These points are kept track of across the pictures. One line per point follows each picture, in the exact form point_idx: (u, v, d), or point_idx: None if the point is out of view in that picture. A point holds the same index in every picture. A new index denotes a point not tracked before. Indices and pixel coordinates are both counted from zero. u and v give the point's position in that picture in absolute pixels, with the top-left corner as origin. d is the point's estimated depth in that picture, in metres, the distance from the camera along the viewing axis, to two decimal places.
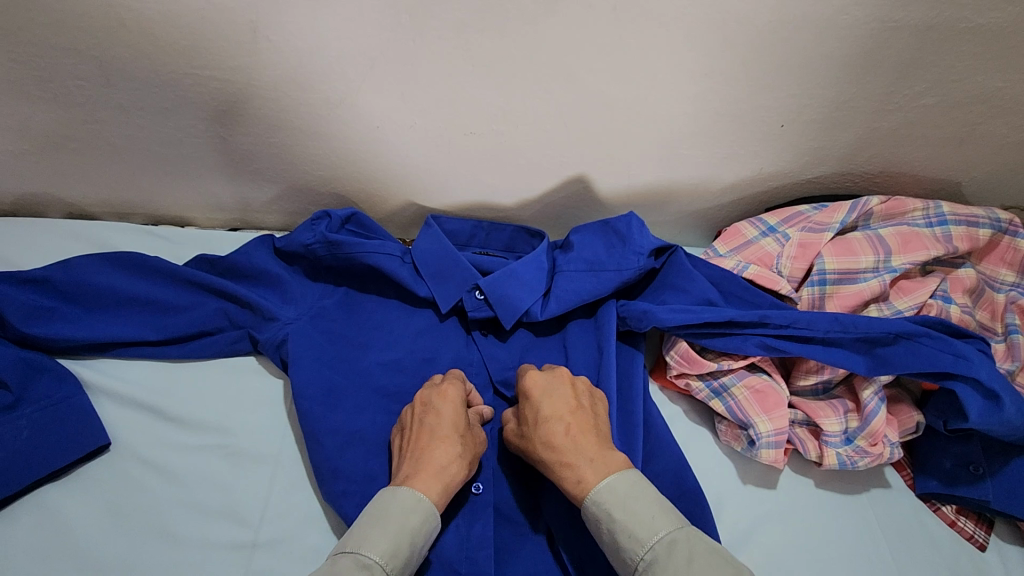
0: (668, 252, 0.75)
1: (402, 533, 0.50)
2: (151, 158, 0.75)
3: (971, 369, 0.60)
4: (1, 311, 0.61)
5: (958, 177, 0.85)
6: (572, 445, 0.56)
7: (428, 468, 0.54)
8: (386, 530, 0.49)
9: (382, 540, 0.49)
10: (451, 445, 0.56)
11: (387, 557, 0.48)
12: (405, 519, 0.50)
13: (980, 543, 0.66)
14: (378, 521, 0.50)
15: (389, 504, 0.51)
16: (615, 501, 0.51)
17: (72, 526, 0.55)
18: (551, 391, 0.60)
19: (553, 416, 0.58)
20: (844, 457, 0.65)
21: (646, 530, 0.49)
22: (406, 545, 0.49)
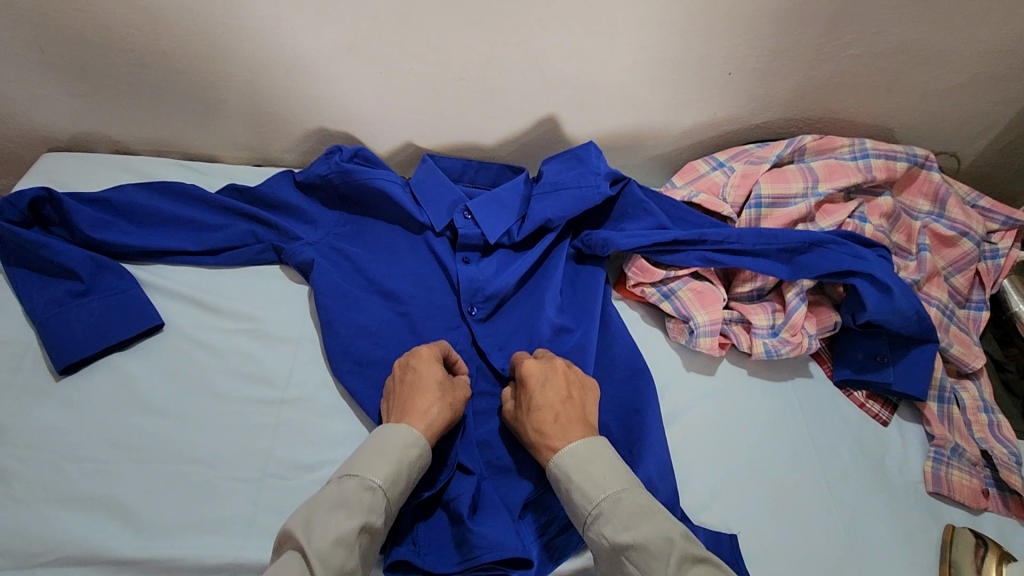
0: (622, 183, 0.87)
1: (401, 463, 0.57)
2: (187, 99, 0.87)
3: (867, 267, 0.74)
4: (71, 218, 0.75)
5: (889, 125, 0.97)
6: (563, 421, 0.62)
7: (412, 412, 0.61)
8: (386, 459, 0.57)
9: (385, 467, 0.56)
10: (430, 393, 0.64)
11: (389, 483, 0.55)
12: (405, 451, 0.58)
13: (883, 420, 0.79)
14: (380, 450, 0.57)
15: (389, 438, 0.58)
16: (568, 473, 0.58)
17: (136, 383, 0.68)
18: (550, 376, 0.66)
19: (534, 417, 0.64)
20: (769, 346, 0.78)
21: (587, 498, 0.56)
22: (404, 473, 0.57)
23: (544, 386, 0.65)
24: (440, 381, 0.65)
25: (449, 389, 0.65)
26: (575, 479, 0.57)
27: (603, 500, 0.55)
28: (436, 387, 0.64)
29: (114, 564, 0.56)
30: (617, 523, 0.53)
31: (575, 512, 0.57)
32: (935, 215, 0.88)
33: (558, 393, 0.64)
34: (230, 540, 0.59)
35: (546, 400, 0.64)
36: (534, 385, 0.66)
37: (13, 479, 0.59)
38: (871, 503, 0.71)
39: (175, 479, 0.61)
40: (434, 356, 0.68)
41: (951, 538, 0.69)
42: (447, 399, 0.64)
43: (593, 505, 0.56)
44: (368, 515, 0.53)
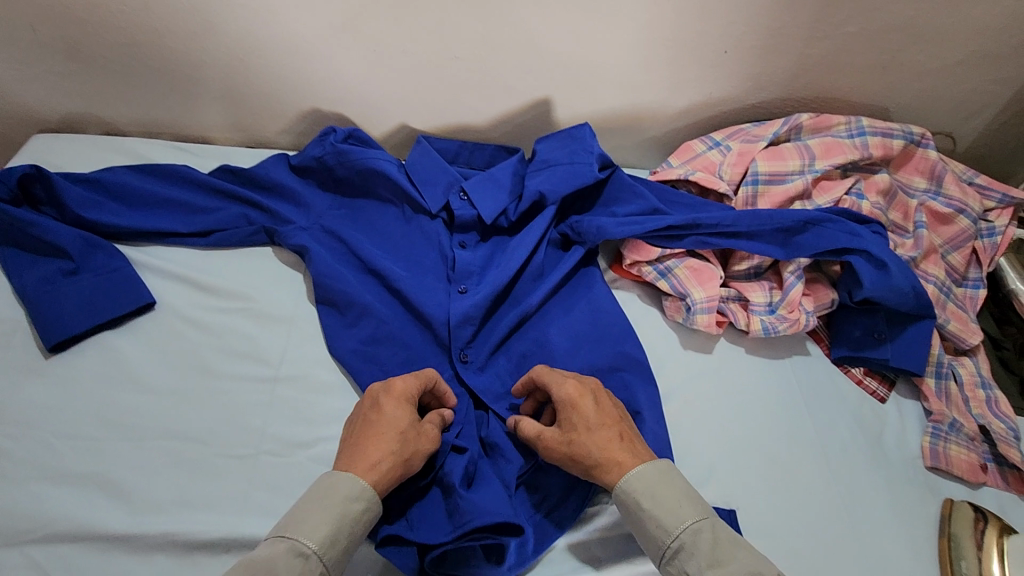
0: (611, 169, 0.87)
1: (343, 522, 0.51)
2: (179, 79, 0.86)
3: (864, 244, 0.74)
4: (61, 197, 0.74)
5: (886, 104, 0.97)
6: (609, 460, 0.57)
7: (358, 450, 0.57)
8: (326, 516, 0.51)
9: (322, 527, 0.50)
10: (379, 428, 0.58)
11: (325, 546, 0.49)
12: (347, 506, 0.52)
13: (880, 396, 0.79)
14: (320, 504, 0.52)
15: (331, 486, 0.53)
16: (639, 503, 0.55)
17: (127, 361, 0.67)
18: (571, 413, 0.60)
19: (587, 439, 0.58)
20: (766, 323, 0.78)
21: (666, 529, 0.53)
22: (344, 534, 0.51)
23: (570, 433, 0.59)
24: (392, 412, 0.59)
25: (409, 433, 0.58)
26: (648, 510, 0.54)
27: (685, 531, 0.52)
28: (395, 431, 0.58)
29: (106, 541, 0.55)
30: (699, 559, 0.50)
31: (650, 546, 0.54)
32: (932, 193, 0.88)
33: (586, 430, 0.59)
34: (224, 515, 0.58)
35: (592, 421, 0.59)
36: (573, 409, 0.60)
37: (2, 454, 0.58)
38: (870, 478, 0.71)
39: (168, 455, 0.60)
40: (408, 391, 0.62)
41: (950, 511, 0.69)
42: (391, 434, 0.58)
43: (672, 537, 0.52)
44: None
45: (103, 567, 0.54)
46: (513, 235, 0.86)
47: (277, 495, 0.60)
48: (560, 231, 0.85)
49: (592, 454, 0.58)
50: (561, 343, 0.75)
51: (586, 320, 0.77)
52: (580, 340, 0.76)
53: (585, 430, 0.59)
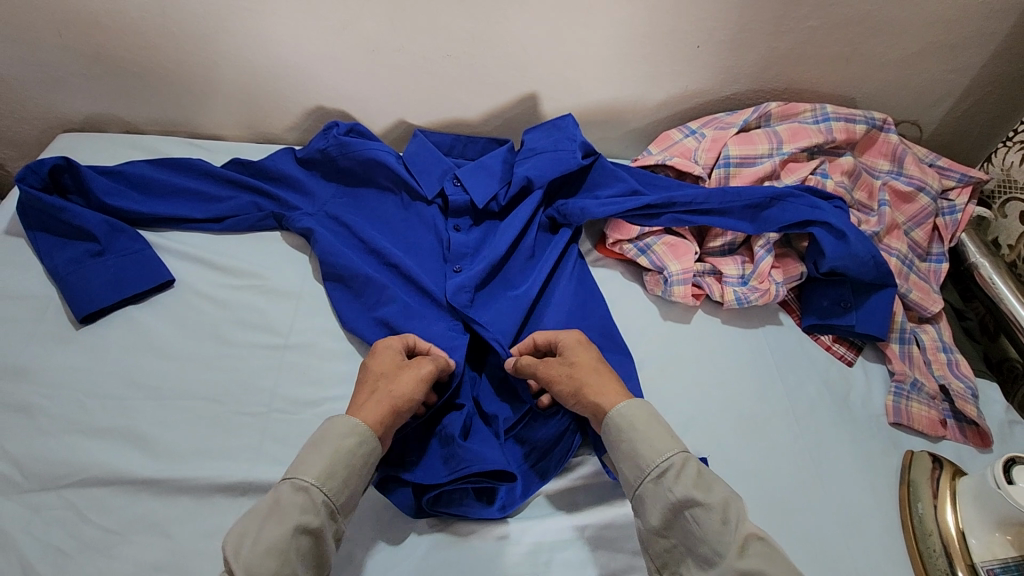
0: (593, 157, 0.93)
1: (337, 457, 0.56)
2: (193, 80, 0.93)
3: (825, 216, 0.80)
4: (88, 185, 0.80)
5: (851, 94, 1.04)
6: (604, 389, 0.63)
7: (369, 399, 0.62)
8: (321, 454, 0.55)
9: (316, 463, 0.55)
10: (389, 378, 0.63)
11: (323, 480, 0.54)
12: (340, 442, 0.57)
13: (848, 360, 0.84)
14: (316, 446, 0.56)
15: (326, 431, 0.57)
16: (633, 427, 0.59)
17: (149, 331, 0.73)
18: (574, 351, 0.67)
19: (585, 373, 0.65)
20: (739, 294, 0.84)
21: (655, 452, 0.57)
22: (341, 467, 0.56)
23: (570, 362, 0.66)
24: (399, 365, 0.65)
25: (395, 377, 0.63)
26: (640, 433, 0.59)
27: (673, 457, 0.57)
28: (381, 379, 0.63)
29: (134, 485, 0.61)
30: (684, 482, 0.55)
31: (631, 468, 0.58)
32: (894, 173, 0.94)
33: (585, 364, 0.66)
34: (239, 463, 0.63)
35: (591, 362, 0.66)
36: (576, 350, 0.67)
37: (39, 411, 0.64)
38: (836, 433, 0.76)
39: (188, 412, 0.67)
40: (393, 347, 0.68)
41: (910, 461, 0.74)
42: (403, 379, 0.63)
43: (661, 459, 0.57)
44: (301, 517, 0.52)
45: (132, 507, 0.60)
46: (502, 219, 0.92)
47: (287, 446, 0.66)
48: (548, 215, 0.91)
49: (591, 385, 0.64)
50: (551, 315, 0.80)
51: (573, 291, 0.83)
52: (565, 311, 0.81)
53: (585, 367, 0.65)
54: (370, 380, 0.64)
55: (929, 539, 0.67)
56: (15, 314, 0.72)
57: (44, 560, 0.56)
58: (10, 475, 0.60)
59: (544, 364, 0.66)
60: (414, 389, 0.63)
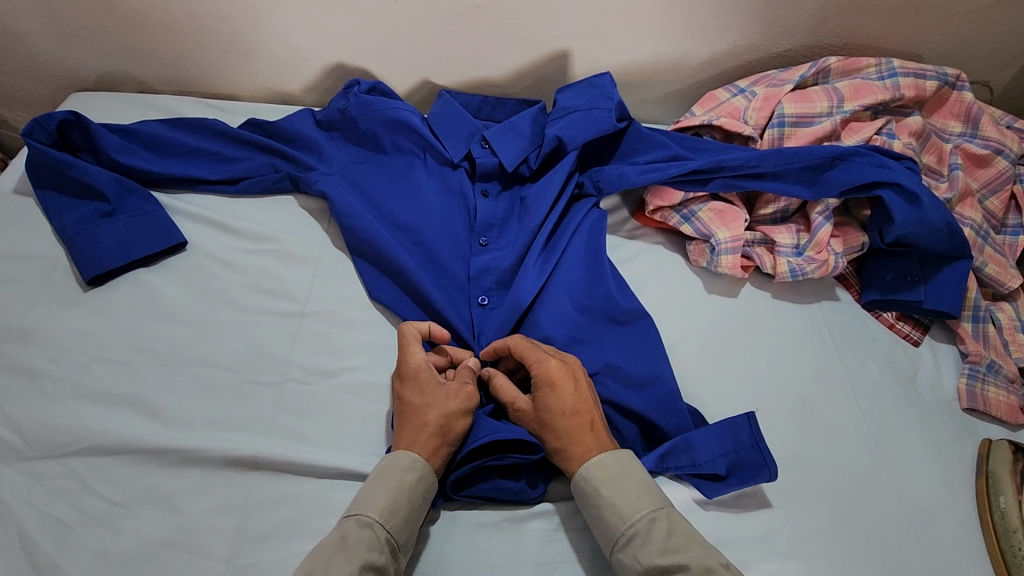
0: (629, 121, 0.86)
1: (399, 492, 0.53)
2: (208, 34, 0.88)
3: (894, 175, 0.73)
4: (98, 143, 0.76)
5: (917, 51, 0.94)
6: (572, 450, 0.57)
7: (421, 435, 0.57)
8: (383, 489, 0.53)
9: (380, 499, 0.52)
10: (440, 408, 0.58)
11: (387, 514, 0.51)
12: (402, 478, 0.54)
13: (914, 340, 0.76)
14: (377, 482, 0.53)
15: (387, 467, 0.55)
16: (597, 489, 0.55)
17: (159, 295, 0.68)
18: (543, 396, 0.59)
19: (550, 429, 0.58)
20: (793, 265, 0.76)
21: (620, 517, 0.53)
22: (404, 502, 0.53)
23: (541, 416, 0.59)
24: (448, 392, 0.59)
25: (443, 406, 0.58)
26: (604, 498, 0.54)
27: (638, 520, 0.53)
28: (428, 409, 0.58)
29: (140, 456, 0.56)
30: (652, 547, 0.51)
31: (602, 533, 0.55)
32: (967, 136, 0.85)
33: (555, 420, 0.58)
34: (252, 436, 0.59)
35: (560, 412, 0.58)
36: (546, 392, 0.59)
37: (45, 375, 0.61)
38: (903, 418, 0.69)
39: (199, 380, 0.62)
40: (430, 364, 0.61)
41: (988, 451, 0.66)
42: (457, 412, 0.58)
43: (627, 525, 0.53)
44: (368, 555, 0.49)
45: (139, 479, 0.55)
46: (533, 183, 0.85)
47: (303, 418, 0.61)
48: (578, 181, 0.83)
49: (554, 440, 0.58)
50: (580, 285, 0.73)
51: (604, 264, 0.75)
52: (596, 283, 0.73)
53: (551, 419, 0.58)
54: (417, 412, 0.58)
55: (1012, 537, 0.60)
56: (22, 275, 0.68)
57: (44, 533, 0.52)
58: (12, 443, 0.56)
59: (514, 404, 0.61)
60: (466, 420, 0.59)
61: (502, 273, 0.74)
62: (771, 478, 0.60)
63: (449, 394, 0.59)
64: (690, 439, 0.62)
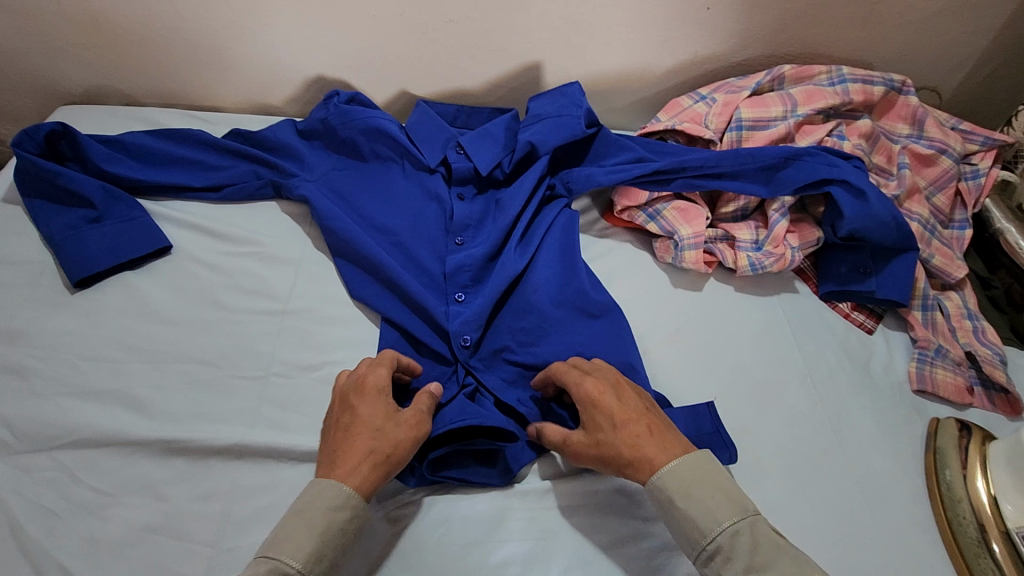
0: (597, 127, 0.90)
1: (325, 536, 0.50)
2: (192, 49, 0.92)
3: (842, 173, 0.78)
4: (85, 152, 0.79)
5: (868, 59, 1.00)
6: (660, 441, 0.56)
7: (356, 459, 0.53)
8: (309, 531, 0.49)
9: (304, 546, 0.49)
10: (392, 435, 0.55)
11: (309, 563, 0.48)
12: (330, 516, 0.50)
13: (868, 328, 0.81)
14: (301, 521, 0.50)
15: (311, 500, 0.51)
16: (684, 474, 0.53)
17: (144, 296, 0.71)
18: (619, 389, 0.59)
19: (635, 417, 0.57)
20: (753, 259, 0.80)
21: (706, 497, 0.52)
22: (328, 551, 0.50)
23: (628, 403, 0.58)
24: (392, 417, 0.56)
25: (385, 431, 0.55)
26: (692, 480, 0.53)
27: (724, 536, 0.50)
28: (370, 431, 0.55)
29: (127, 447, 0.59)
30: (739, 565, 0.49)
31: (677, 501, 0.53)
32: (914, 137, 0.91)
33: (636, 407, 0.58)
34: (235, 427, 0.61)
35: (640, 402, 0.58)
36: (620, 386, 0.60)
37: (33, 373, 0.63)
38: (857, 400, 0.73)
39: (184, 376, 0.65)
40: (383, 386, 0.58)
41: (936, 428, 0.70)
42: (401, 440, 0.55)
43: (713, 506, 0.51)
44: None
45: (126, 469, 0.58)
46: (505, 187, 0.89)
47: (285, 410, 0.63)
48: (548, 184, 0.86)
49: (639, 429, 0.56)
50: (550, 282, 0.76)
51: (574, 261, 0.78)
52: (572, 278, 0.76)
53: (633, 408, 0.57)
54: (355, 434, 0.55)
55: (957, 505, 0.63)
56: (11, 279, 0.71)
57: (33, 521, 0.54)
58: (2, 436, 0.58)
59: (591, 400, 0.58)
60: (411, 449, 0.55)
61: (476, 272, 0.77)
62: (732, 460, 0.64)
63: (395, 419, 0.56)
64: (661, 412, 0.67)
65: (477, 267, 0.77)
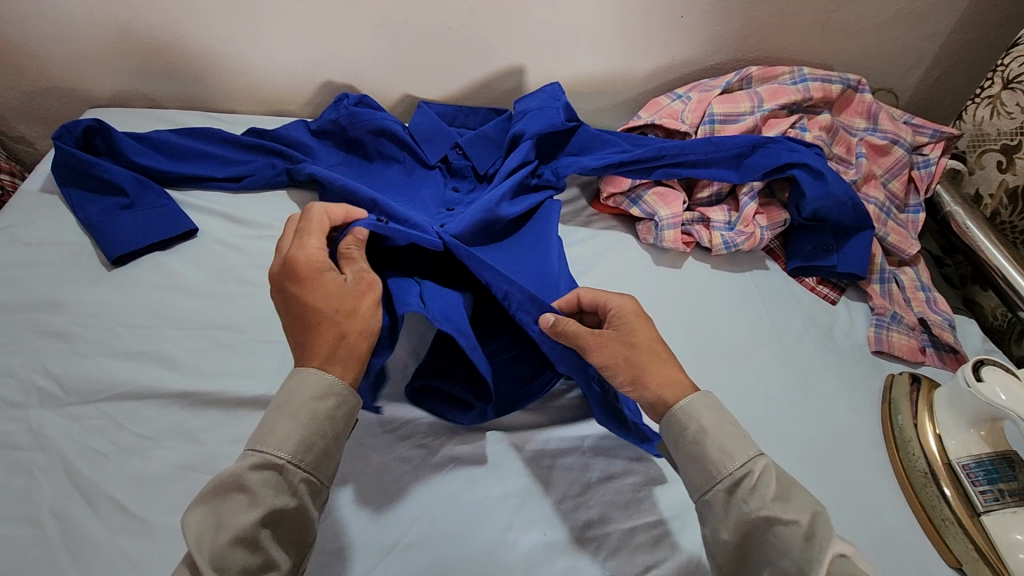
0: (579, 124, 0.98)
1: (311, 427, 0.51)
2: (212, 56, 1.00)
3: (803, 157, 0.87)
4: (117, 146, 0.86)
5: (828, 62, 1.10)
6: (670, 377, 0.59)
7: (336, 345, 0.55)
8: (294, 423, 0.51)
9: (291, 434, 0.50)
10: (359, 317, 0.57)
11: (300, 453, 0.50)
12: (318, 404, 0.52)
13: (832, 299, 0.89)
14: (289, 415, 0.51)
15: (294, 395, 0.52)
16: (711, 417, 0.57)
17: (174, 272, 0.78)
18: (628, 325, 0.62)
19: (641, 352, 0.60)
20: (726, 238, 0.89)
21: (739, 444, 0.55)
22: (317, 437, 0.51)
23: (630, 340, 0.61)
24: (349, 292, 0.58)
25: (351, 310, 0.57)
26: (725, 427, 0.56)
27: (750, 463, 0.53)
28: (339, 314, 0.56)
29: (166, 399, 0.65)
30: (765, 491, 0.52)
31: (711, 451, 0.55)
32: (870, 130, 1.00)
33: (645, 343, 0.61)
34: (261, 382, 0.68)
35: (647, 337, 0.62)
36: (630, 321, 0.62)
37: (77, 336, 0.70)
38: (821, 360, 0.81)
39: (214, 340, 0.71)
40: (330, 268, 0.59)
41: (891, 381, 0.78)
42: (368, 309, 0.58)
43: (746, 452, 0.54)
44: (275, 499, 0.48)
45: (164, 418, 0.64)
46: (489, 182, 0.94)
47: None
48: (538, 172, 0.93)
49: (647, 363, 0.60)
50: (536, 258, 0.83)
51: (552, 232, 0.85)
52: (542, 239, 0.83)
53: (640, 344, 0.61)
54: (325, 318, 0.56)
55: (909, 445, 0.71)
56: (52, 258, 0.77)
57: (84, 461, 0.60)
58: (53, 391, 0.65)
59: (596, 339, 0.61)
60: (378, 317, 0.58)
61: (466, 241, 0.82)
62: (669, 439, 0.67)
63: (355, 296, 0.58)
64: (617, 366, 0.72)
65: (460, 238, 0.79)
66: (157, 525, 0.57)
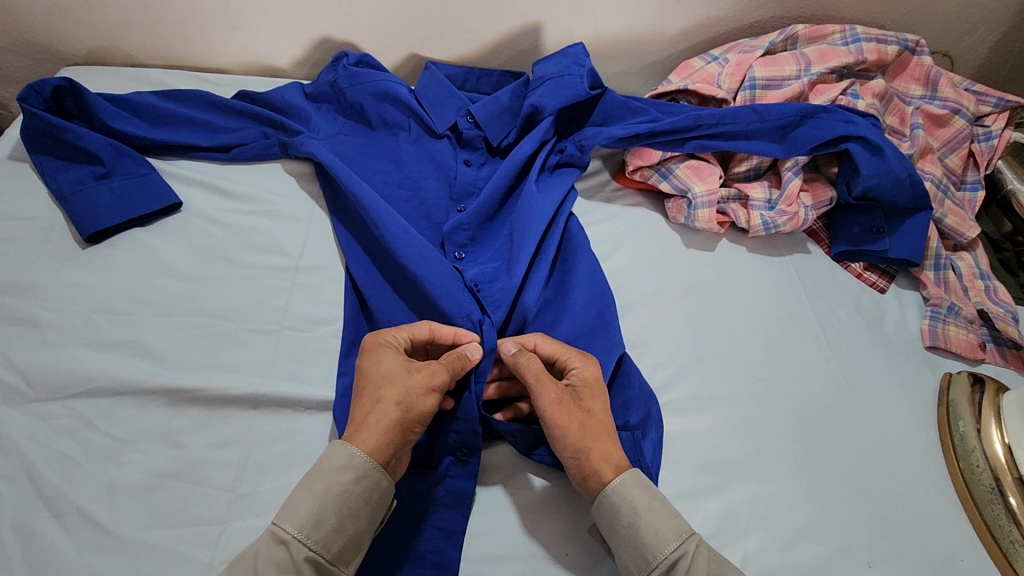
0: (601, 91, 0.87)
1: (326, 498, 0.49)
2: (197, 10, 0.90)
3: (860, 130, 0.77)
4: (91, 109, 0.77)
5: (880, 22, 0.99)
6: (599, 455, 0.54)
7: (374, 409, 0.53)
8: (309, 495, 0.49)
9: (302, 509, 0.48)
10: (374, 373, 0.55)
11: (307, 529, 0.47)
12: (334, 478, 0.50)
13: (880, 287, 0.81)
14: (307, 486, 0.49)
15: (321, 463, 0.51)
16: (631, 504, 0.52)
17: (155, 252, 0.70)
18: (586, 393, 0.58)
19: (589, 424, 0.56)
20: (766, 218, 0.80)
21: (662, 540, 0.50)
22: (330, 511, 0.48)
23: (584, 409, 0.56)
24: (406, 366, 0.56)
25: (402, 380, 0.54)
26: (643, 514, 0.51)
27: (685, 543, 0.50)
28: (384, 383, 0.54)
29: (142, 396, 0.59)
30: None
31: (633, 555, 0.51)
32: (927, 98, 0.90)
33: (598, 417, 0.57)
34: (251, 377, 0.61)
35: (601, 411, 0.57)
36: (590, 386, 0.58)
37: (47, 325, 0.63)
38: (869, 356, 0.73)
39: (198, 329, 0.64)
40: (395, 340, 0.59)
41: (948, 383, 0.71)
42: (417, 388, 0.54)
43: (671, 549, 0.49)
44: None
45: (143, 417, 0.58)
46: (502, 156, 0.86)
47: (300, 362, 0.63)
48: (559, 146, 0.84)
49: (591, 434, 0.55)
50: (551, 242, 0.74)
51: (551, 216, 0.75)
52: (535, 223, 0.73)
53: (598, 416, 0.57)
54: (372, 386, 0.55)
55: (971, 455, 0.64)
56: (21, 234, 0.70)
57: (52, 466, 0.54)
58: (16, 385, 0.58)
59: (553, 396, 0.56)
60: (429, 401, 0.54)
61: (474, 231, 0.75)
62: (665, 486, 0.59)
63: (411, 370, 0.55)
64: (627, 367, 0.65)
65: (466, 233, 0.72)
66: (133, 541, 0.51)
